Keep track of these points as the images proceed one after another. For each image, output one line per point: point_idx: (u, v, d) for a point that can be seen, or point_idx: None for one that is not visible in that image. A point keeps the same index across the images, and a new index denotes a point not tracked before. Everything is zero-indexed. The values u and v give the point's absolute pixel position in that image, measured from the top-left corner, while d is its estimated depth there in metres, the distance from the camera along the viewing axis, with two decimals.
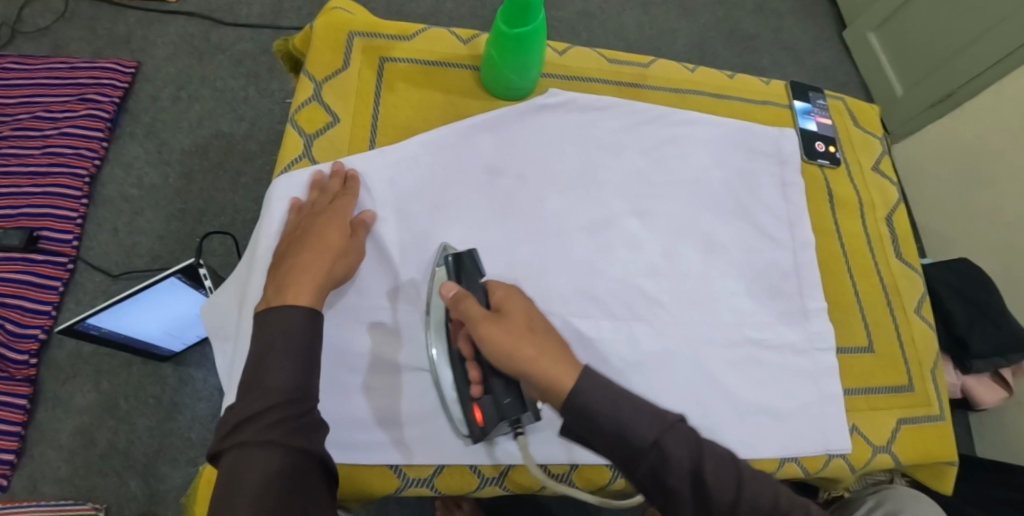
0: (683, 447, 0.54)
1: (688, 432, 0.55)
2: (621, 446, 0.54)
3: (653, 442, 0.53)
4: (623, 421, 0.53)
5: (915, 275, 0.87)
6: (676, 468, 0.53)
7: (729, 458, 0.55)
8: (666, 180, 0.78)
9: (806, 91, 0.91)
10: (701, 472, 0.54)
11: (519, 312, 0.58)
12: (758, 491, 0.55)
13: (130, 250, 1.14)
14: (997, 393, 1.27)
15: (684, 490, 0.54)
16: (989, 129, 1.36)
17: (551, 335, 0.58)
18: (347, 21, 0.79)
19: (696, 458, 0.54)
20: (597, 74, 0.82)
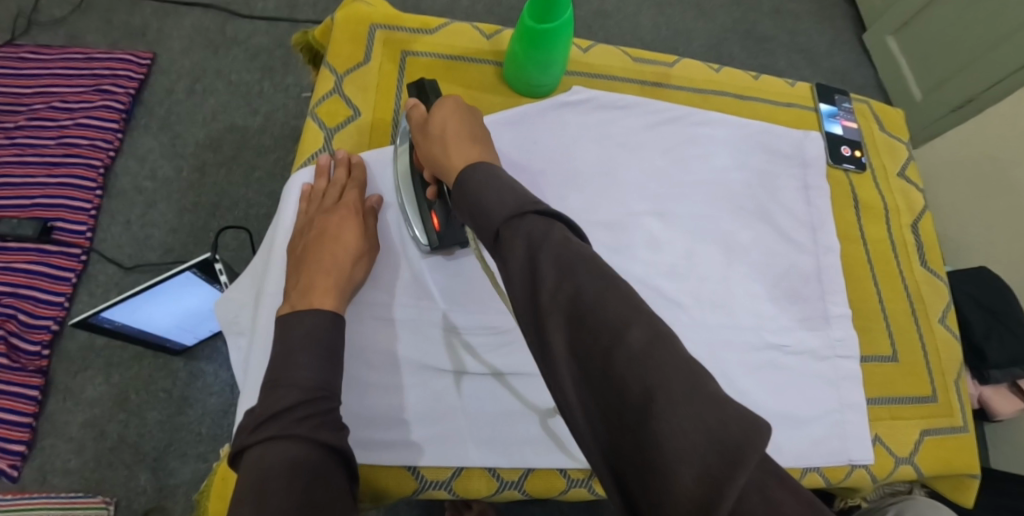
0: (528, 229, 0.47)
1: (540, 217, 0.48)
2: (477, 210, 0.51)
3: (504, 222, 0.48)
4: (488, 198, 0.50)
5: (940, 284, 0.85)
6: (526, 247, 0.46)
7: (586, 254, 0.46)
8: (689, 181, 0.77)
9: (832, 93, 0.90)
10: (542, 258, 0.45)
11: (447, 119, 0.61)
12: (595, 287, 0.44)
13: (144, 242, 1.14)
14: (1015, 403, 1.25)
15: (525, 277, 0.46)
16: (1009, 131, 1.34)
17: (469, 134, 0.60)
18: (369, 13, 0.78)
19: (540, 236, 0.46)
20: (621, 72, 0.81)
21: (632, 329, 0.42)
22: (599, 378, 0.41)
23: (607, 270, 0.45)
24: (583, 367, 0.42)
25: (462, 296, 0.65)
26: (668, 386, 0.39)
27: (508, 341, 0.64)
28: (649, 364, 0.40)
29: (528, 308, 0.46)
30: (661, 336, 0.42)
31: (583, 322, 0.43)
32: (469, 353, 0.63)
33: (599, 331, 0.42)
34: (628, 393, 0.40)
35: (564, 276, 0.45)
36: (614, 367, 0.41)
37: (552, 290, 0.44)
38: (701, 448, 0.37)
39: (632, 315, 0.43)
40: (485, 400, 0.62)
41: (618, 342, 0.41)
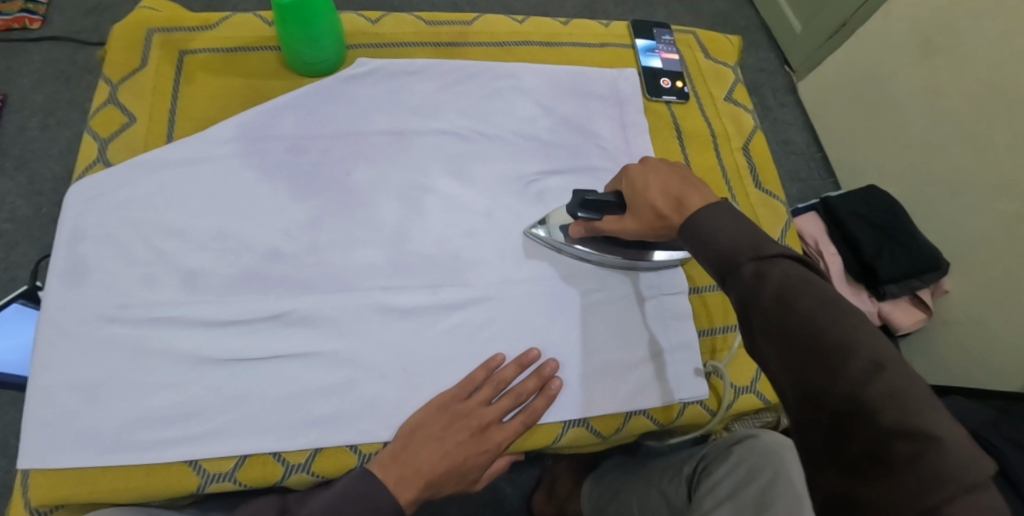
0: (756, 272, 0.50)
1: (762, 260, 0.50)
2: (710, 251, 0.53)
3: (736, 259, 0.51)
4: (721, 235, 0.53)
5: (775, 203, 0.83)
6: (768, 320, 0.48)
7: (832, 317, 0.45)
8: (487, 135, 0.75)
9: (650, 27, 0.89)
10: (793, 324, 0.47)
11: (650, 180, 0.61)
12: (822, 315, 0.46)
13: (8, 285, 1.11)
14: (916, 316, 1.24)
15: (776, 350, 0.47)
16: (890, 45, 1.29)
17: (679, 182, 0.59)
18: (149, 18, 0.76)
19: (793, 294, 0.47)
20: (413, 38, 0.80)
21: (850, 358, 0.44)
22: (860, 448, 0.42)
23: (831, 294, 0.47)
24: (815, 379, 0.45)
25: (242, 283, 0.64)
26: (929, 455, 0.39)
27: (292, 327, 0.62)
28: (906, 430, 0.40)
29: (751, 321, 0.49)
30: (905, 393, 0.41)
31: (826, 341, 0.45)
32: (255, 346, 0.61)
33: (828, 356, 0.44)
34: (864, 416, 0.42)
35: (790, 305, 0.47)
36: (847, 389, 0.43)
37: (779, 316, 0.47)
38: (943, 471, 0.39)
39: (871, 367, 0.43)
40: (264, 385, 0.60)
41: (868, 412, 0.42)
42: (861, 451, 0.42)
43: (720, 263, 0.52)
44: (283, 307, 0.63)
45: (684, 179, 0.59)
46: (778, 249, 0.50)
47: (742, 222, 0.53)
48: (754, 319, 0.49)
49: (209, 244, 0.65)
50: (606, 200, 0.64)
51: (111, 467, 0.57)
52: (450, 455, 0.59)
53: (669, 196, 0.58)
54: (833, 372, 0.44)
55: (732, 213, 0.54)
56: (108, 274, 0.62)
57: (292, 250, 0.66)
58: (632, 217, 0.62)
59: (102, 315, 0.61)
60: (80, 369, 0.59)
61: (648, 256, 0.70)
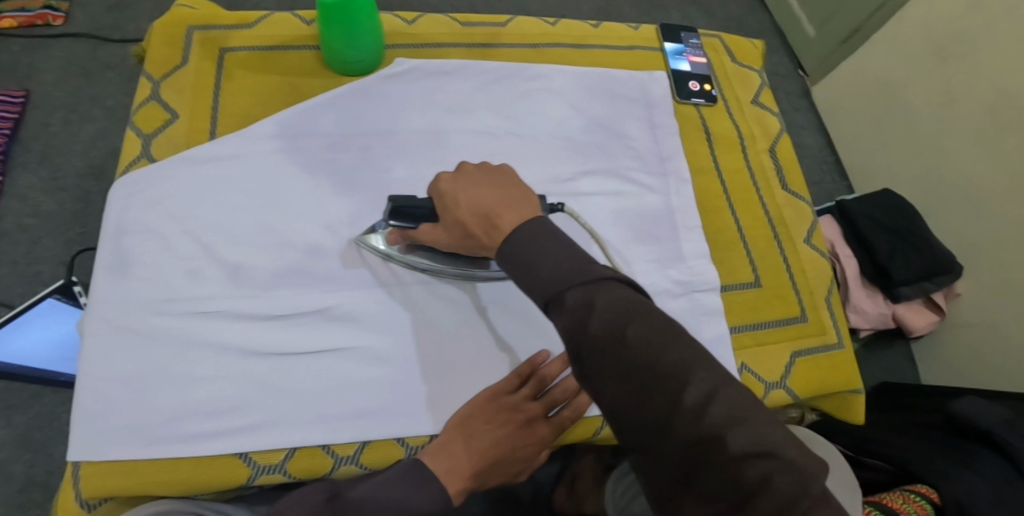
0: (580, 301, 0.46)
1: (585, 287, 0.46)
2: (531, 279, 0.49)
3: (560, 288, 0.47)
4: (542, 262, 0.48)
5: (801, 205, 0.84)
6: (601, 353, 0.44)
7: (661, 343, 0.43)
8: (522, 135, 0.76)
9: (677, 31, 0.90)
10: (627, 355, 0.43)
11: (461, 193, 0.55)
12: (656, 342, 0.43)
13: (33, 280, 1.12)
14: (929, 317, 1.26)
15: (615, 385, 0.43)
16: (903, 51, 1.31)
17: (495, 197, 0.54)
18: (188, 16, 0.77)
19: (623, 322, 0.44)
20: (448, 38, 0.81)
21: (687, 383, 0.42)
22: (715, 481, 0.40)
23: (654, 317, 0.45)
24: (655, 411, 0.42)
25: (285, 279, 0.65)
26: (777, 474, 0.39)
27: (338, 321, 0.63)
28: (755, 453, 0.40)
29: (582, 354, 0.45)
30: (739, 413, 0.41)
31: (663, 368, 0.42)
32: (300, 341, 0.62)
33: (665, 386, 0.42)
34: (709, 445, 0.40)
35: (623, 331, 0.44)
36: (688, 418, 0.41)
37: (613, 345, 0.44)
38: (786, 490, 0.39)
39: (708, 393, 0.42)
40: (309, 378, 0.61)
41: (718, 441, 0.40)
42: (710, 480, 0.40)
43: (543, 292, 0.48)
44: (332, 301, 0.64)
45: (498, 194, 0.54)
46: (602, 271, 0.47)
47: (564, 243, 0.50)
48: (586, 354, 0.45)
49: (253, 240, 0.66)
50: (421, 216, 0.60)
51: (161, 460, 0.57)
52: (496, 445, 0.61)
53: (477, 212, 0.54)
54: (672, 401, 0.42)
55: (547, 234, 0.50)
56: (155, 268, 0.63)
57: (334, 246, 0.67)
58: (443, 229, 0.58)
59: (150, 309, 0.62)
60: (129, 361, 0.60)
61: (485, 266, 0.66)
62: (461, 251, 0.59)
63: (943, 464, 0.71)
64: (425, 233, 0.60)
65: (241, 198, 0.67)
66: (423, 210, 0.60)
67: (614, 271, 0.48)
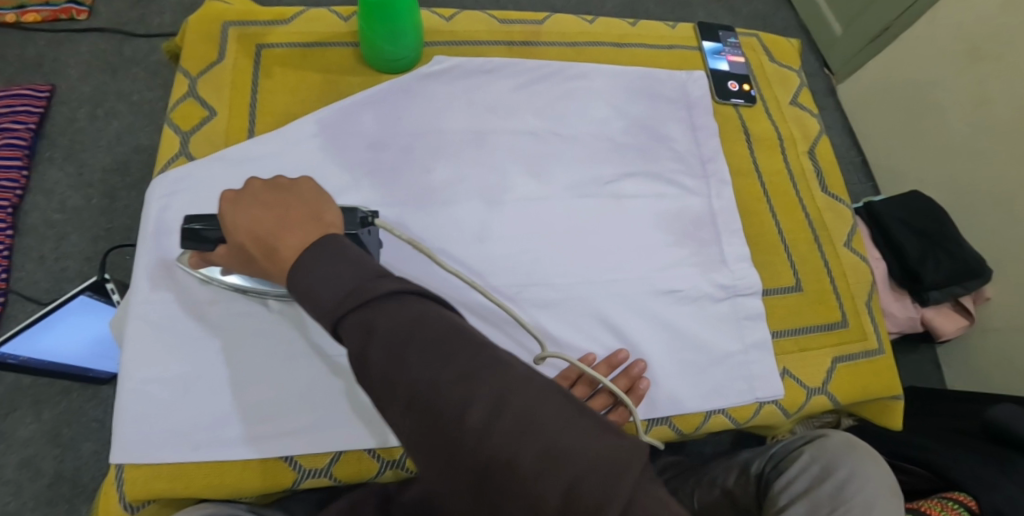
0: (357, 327, 0.40)
1: (361, 308, 0.40)
2: (312, 305, 0.42)
3: (337, 315, 0.41)
4: (316, 285, 0.42)
5: (841, 207, 0.83)
6: (385, 385, 0.39)
7: (441, 358, 0.39)
8: (563, 136, 0.75)
9: (715, 30, 0.88)
10: (409, 379, 0.38)
11: (241, 216, 0.50)
12: (435, 359, 0.39)
13: (59, 276, 1.12)
14: (958, 322, 1.24)
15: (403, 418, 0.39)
16: (935, 50, 1.29)
17: (266, 219, 0.48)
18: (224, 12, 0.76)
19: (401, 344, 0.39)
20: (487, 37, 0.80)
21: (472, 400, 0.37)
22: (513, 507, 0.36)
23: (430, 327, 0.40)
24: (448, 438, 0.37)
25: None
26: (576, 483, 0.35)
27: None
28: (552, 464, 0.36)
29: (372, 384, 0.40)
30: (529, 423, 0.37)
31: (450, 389, 0.38)
32: (345, 343, 0.62)
33: (449, 408, 0.38)
34: (502, 465, 0.36)
35: (400, 353, 0.39)
36: (479, 439, 0.37)
37: (392, 371, 0.39)
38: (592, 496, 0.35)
39: (493, 408, 0.37)
40: (358, 381, 0.61)
41: (508, 461, 0.36)
42: (511, 503, 0.36)
43: (324, 320, 0.42)
44: None
45: (277, 216, 0.48)
46: (385, 284, 0.41)
47: (346, 258, 0.43)
48: (372, 385, 0.40)
49: None
50: (211, 241, 0.55)
51: (210, 462, 0.57)
52: None
53: (256, 236, 0.48)
54: (458, 424, 0.37)
55: (336, 252, 0.43)
56: (198, 268, 0.63)
57: None
58: (231, 253, 0.53)
59: (194, 310, 0.61)
60: (175, 363, 0.59)
61: None
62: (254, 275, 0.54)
63: (989, 474, 0.70)
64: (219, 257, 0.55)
65: None
66: (213, 232, 0.55)
67: (404, 282, 0.41)
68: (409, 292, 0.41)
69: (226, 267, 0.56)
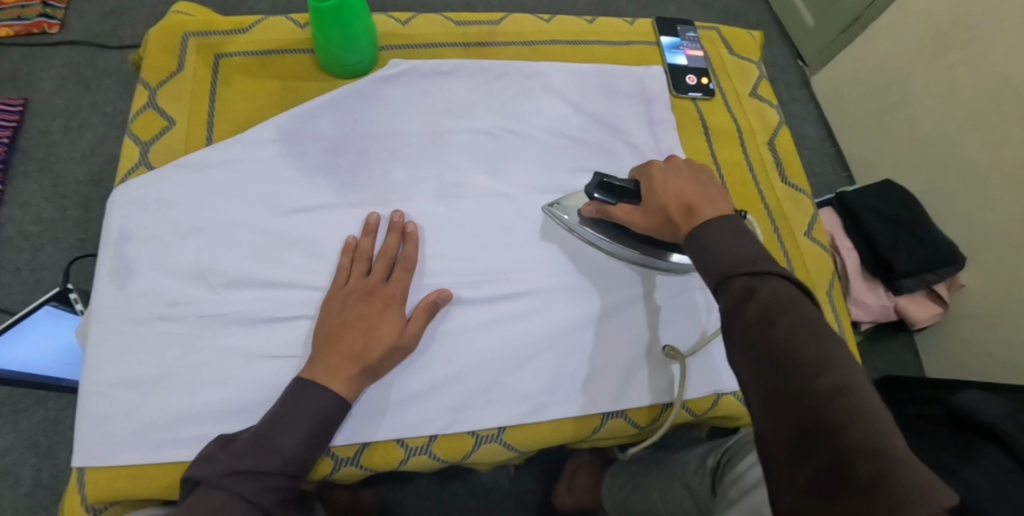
0: (743, 289, 0.50)
1: (751, 277, 0.50)
2: (704, 258, 0.53)
3: (726, 274, 0.51)
4: (713, 248, 0.53)
5: (801, 197, 0.83)
6: (749, 337, 0.48)
7: (807, 335, 0.46)
8: (522, 134, 0.76)
9: (674, 25, 0.89)
10: (772, 338, 0.47)
11: (671, 182, 0.60)
12: (798, 335, 0.46)
13: (34, 287, 1.13)
14: (932, 309, 1.25)
15: (751, 365, 0.48)
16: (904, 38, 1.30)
17: (697, 190, 0.58)
18: (183, 22, 0.77)
19: (779, 309, 0.47)
20: (443, 39, 0.81)
21: (822, 374, 0.44)
22: (826, 470, 0.41)
23: (810, 318, 0.47)
24: (791, 391, 0.45)
25: (285, 281, 0.64)
26: (895, 476, 0.39)
27: None
28: (874, 453, 0.40)
29: (738, 334, 0.49)
30: (869, 413, 0.42)
31: (801, 359, 0.45)
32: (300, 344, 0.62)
33: (797, 370, 0.45)
34: (829, 433, 0.42)
35: (772, 318, 0.47)
36: (818, 404, 0.43)
37: (760, 326, 0.47)
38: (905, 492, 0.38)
39: (842, 387, 0.44)
40: None
41: (837, 429, 0.42)
42: (827, 468, 0.41)
43: (712, 273, 0.52)
44: None
45: (702, 190, 0.58)
46: (775, 267, 0.50)
47: (742, 236, 0.53)
48: (738, 333, 0.49)
49: (255, 241, 0.65)
50: (623, 191, 0.65)
51: (166, 464, 0.58)
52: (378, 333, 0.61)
53: (682, 200, 0.58)
54: (804, 385, 0.44)
55: (734, 230, 0.54)
56: (157, 272, 0.63)
57: (335, 250, 0.66)
58: (648, 213, 0.62)
59: (152, 314, 0.61)
60: (134, 367, 0.60)
61: (665, 257, 0.69)
62: (654, 237, 0.63)
63: None
64: (627, 210, 0.64)
65: (241, 202, 0.67)
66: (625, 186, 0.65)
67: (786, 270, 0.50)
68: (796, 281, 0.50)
69: (626, 222, 0.64)
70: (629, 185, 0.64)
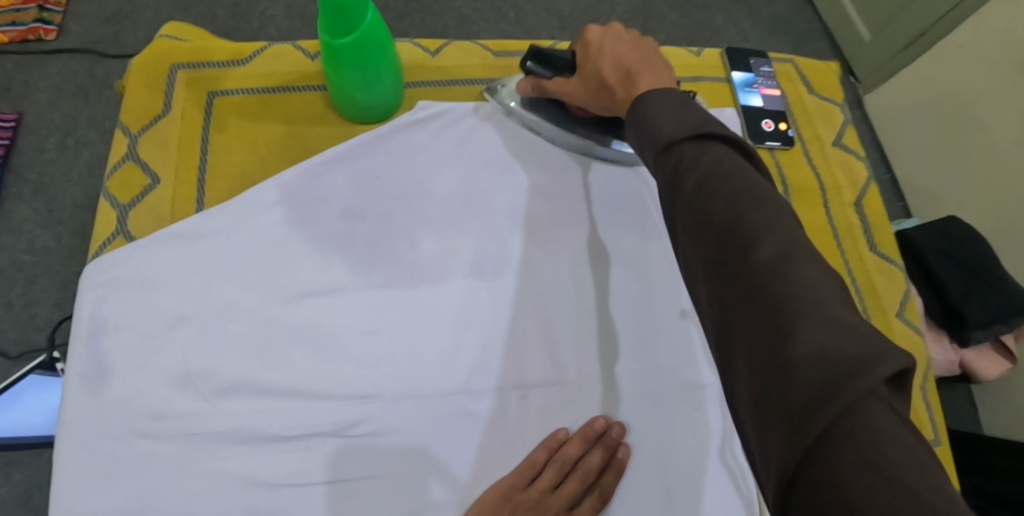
0: (682, 150, 0.41)
1: (692, 137, 0.41)
2: (640, 128, 0.45)
3: (665, 135, 0.43)
4: (651, 113, 0.45)
5: (893, 269, 0.71)
6: (690, 206, 0.39)
7: (750, 199, 0.37)
8: (572, 195, 0.64)
9: (746, 57, 0.76)
10: (714, 205, 0.38)
11: (608, 47, 0.54)
12: (740, 196, 0.37)
13: (27, 324, 1.04)
14: (1000, 364, 1.10)
15: (688, 240, 0.39)
16: (985, 55, 1.13)
17: (638, 55, 0.53)
18: (172, 51, 0.65)
19: (717, 174, 0.39)
20: (481, 74, 0.69)
21: (762, 241, 0.35)
22: (762, 345, 0.32)
23: (761, 184, 0.39)
24: (724, 260, 0.36)
25: (291, 388, 0.53)
26: (840, 352, 0.30)
27: (353, 444, 0.52)
28: (821, 323, 0.31)
29: (674, 205, 0.41)
30: (817, 282, 0.33)
31: (741, 225, 0.36)
32: (305, 469, 0.51)
33: (733, 236, 0.36)
34: (772, 305, 0.33)
35: (710, 186, 0.38)
36: (760, 275, 0.34)
37: (698, 193, 0.39)
38: (846, 368, 0.29)
39: (783, 253, 0.34)
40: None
41: (780, 299, 0.32)
42: (764, 346, 0.32)
43: (649, 137, 0.44)
44: (358, 413, 0.53)
45: (643, 57, 0.53)
46: (721, 128, 0.42)
47: (681, 100, 0.45)
48: (675, 203, 0.40)
49: (255, 336, 0.55)
50: (561, 66, 0.58)
51: None
52: None
53: (620, 64, 0.52)
54: (743, 255, 0.35)
55: (674, 95, 0.46)
56: (135, 375, 0.53)
57: (352, 346, 0.55)
58: (581, 84, 0.56)
59: (133, 430, 0.51)
60: (109, 496, 0.50)
61: (606, 143, 0.64)
62: (592, 110, 0.57)
63: None
64: (562, 82, 0.58)
65: (234, 287, 0.56)
66: (563, 60, 0.58)
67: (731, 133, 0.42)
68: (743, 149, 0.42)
69: (563, 96, 0.59)
70: (567, 55, 0.58)
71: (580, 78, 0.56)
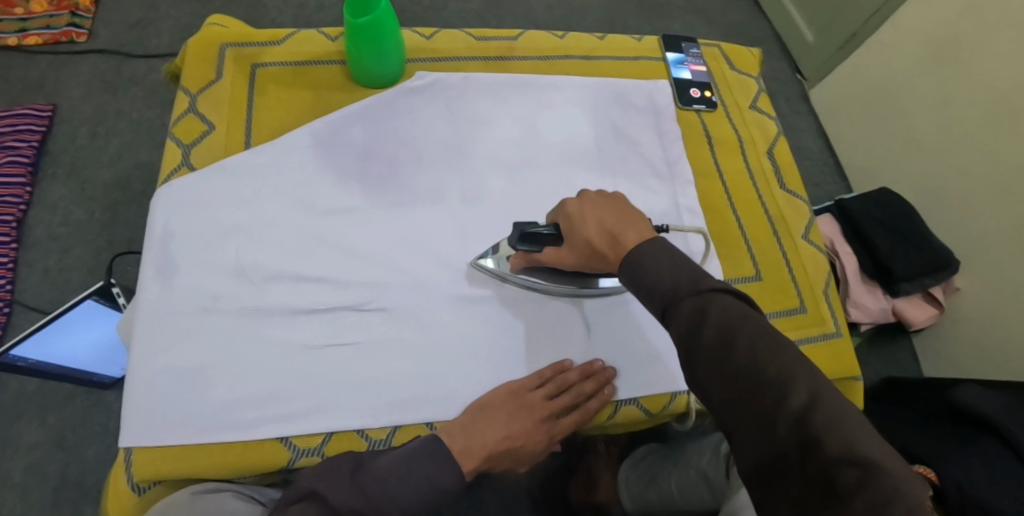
0: (691, 310, 0.49)
1: (698, 296, 0.49)
2: (644, 286, 0.52)
3: (672, 296, 0.50)
4: (653, 272, 0.52)
5: (800, 204, 0.88)
6: (712, 364, 0.47)
7: (767, 349, 0.46)
8: (540, 144, 0.81)
9: (679, 42, 0.94)
10: (735, 359, 0.46)
11: (587, 213, 0.60)
12: (757, 346, 0.46)
13: (63, 287, 1.17)
14: (928, 311, 1.27)
15: (713, 385, 0.47)
16: (902, 53, 1.33)
17: (615, 216, 0.58)
18: (220, 34, 0.82)
19: (732, 332, 0.46)
20: (465, 52, 0.86)
21: (791, 390, 0.44)
22: (808, 481, 0.42)
23: (767, 329, 0.47)
24: (755, 404, 0.44)
25: (318, 278, 0.68)
26: (877, 477, 0.40)
27: (369, 318, 0.68)
28: (852, 458, 0.41)
29: (691, 356, 0.48)
30: (841, 421, 0.42)
31: (768, 378, 0.45)
32: (331, 334, 0.66)
33: (763, 389, 0.44)
34: (812, 446, 0.42)
35: (729, 344, 0.46)
36: (796, 423, 0.43)
37: (718, 350, 0.47)
38: (883, 488, 0.39)
39: (811, 397, 0.43)
40: (345, 372, 0.65)
41: (815, 441, 0.42)
42: (812, 478, 0.42)
43: (658, 301, 0.51)
44: (373, 297, 0.68)
45: (621, 216, 0.58)
46: (716, 281, 0.50)
47: (675, 255, 0.53)
48: (694, 359, 0.48)
49: (291, 241, 0.70)
50: (549, 236, 0.65)
51: (211, 445, 0.61)
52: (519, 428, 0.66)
53: (605, 229, 0.58)
54: (775, 406, 0.44)
55: (666, 250, 0.53)
56: (197, 268, 0.68)
57: (368, 249, 0.71)
58: (571, 251, 0.63)
59: (196, 307, 0.66)
60: (179, 355, 0.64)
61: (593, 282, 0.72)
62: (586, 268, 0.63)
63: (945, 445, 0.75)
64: (553, 252, 0.65)
65: (275, 205, 0.72)
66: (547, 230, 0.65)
67: (723, 283, 0.50)
68: (741, 297, 0.49)
69: (558, 263, 0.65)
70: (547, 228, 0.65)
71: (569, 242, 0.62)
